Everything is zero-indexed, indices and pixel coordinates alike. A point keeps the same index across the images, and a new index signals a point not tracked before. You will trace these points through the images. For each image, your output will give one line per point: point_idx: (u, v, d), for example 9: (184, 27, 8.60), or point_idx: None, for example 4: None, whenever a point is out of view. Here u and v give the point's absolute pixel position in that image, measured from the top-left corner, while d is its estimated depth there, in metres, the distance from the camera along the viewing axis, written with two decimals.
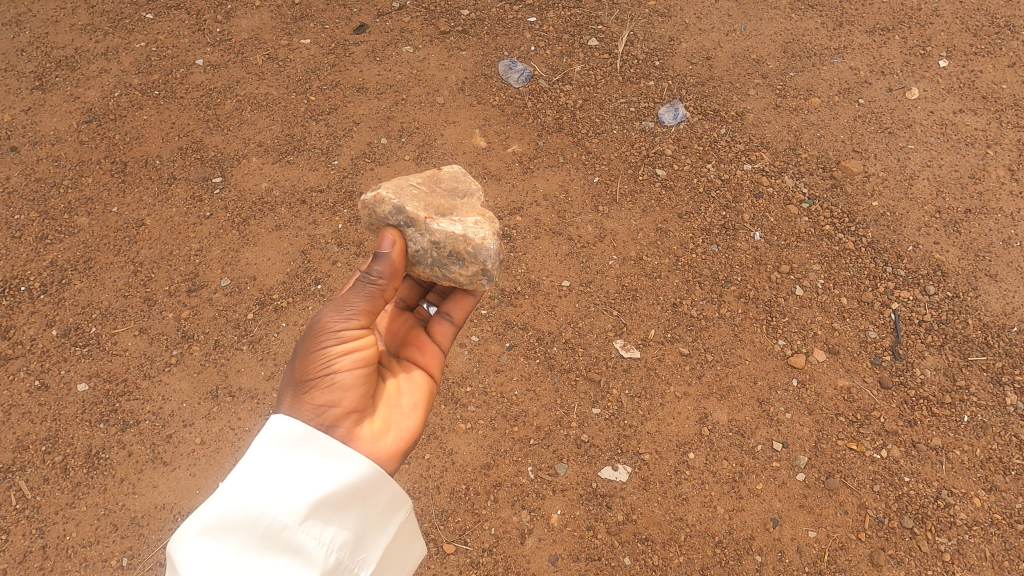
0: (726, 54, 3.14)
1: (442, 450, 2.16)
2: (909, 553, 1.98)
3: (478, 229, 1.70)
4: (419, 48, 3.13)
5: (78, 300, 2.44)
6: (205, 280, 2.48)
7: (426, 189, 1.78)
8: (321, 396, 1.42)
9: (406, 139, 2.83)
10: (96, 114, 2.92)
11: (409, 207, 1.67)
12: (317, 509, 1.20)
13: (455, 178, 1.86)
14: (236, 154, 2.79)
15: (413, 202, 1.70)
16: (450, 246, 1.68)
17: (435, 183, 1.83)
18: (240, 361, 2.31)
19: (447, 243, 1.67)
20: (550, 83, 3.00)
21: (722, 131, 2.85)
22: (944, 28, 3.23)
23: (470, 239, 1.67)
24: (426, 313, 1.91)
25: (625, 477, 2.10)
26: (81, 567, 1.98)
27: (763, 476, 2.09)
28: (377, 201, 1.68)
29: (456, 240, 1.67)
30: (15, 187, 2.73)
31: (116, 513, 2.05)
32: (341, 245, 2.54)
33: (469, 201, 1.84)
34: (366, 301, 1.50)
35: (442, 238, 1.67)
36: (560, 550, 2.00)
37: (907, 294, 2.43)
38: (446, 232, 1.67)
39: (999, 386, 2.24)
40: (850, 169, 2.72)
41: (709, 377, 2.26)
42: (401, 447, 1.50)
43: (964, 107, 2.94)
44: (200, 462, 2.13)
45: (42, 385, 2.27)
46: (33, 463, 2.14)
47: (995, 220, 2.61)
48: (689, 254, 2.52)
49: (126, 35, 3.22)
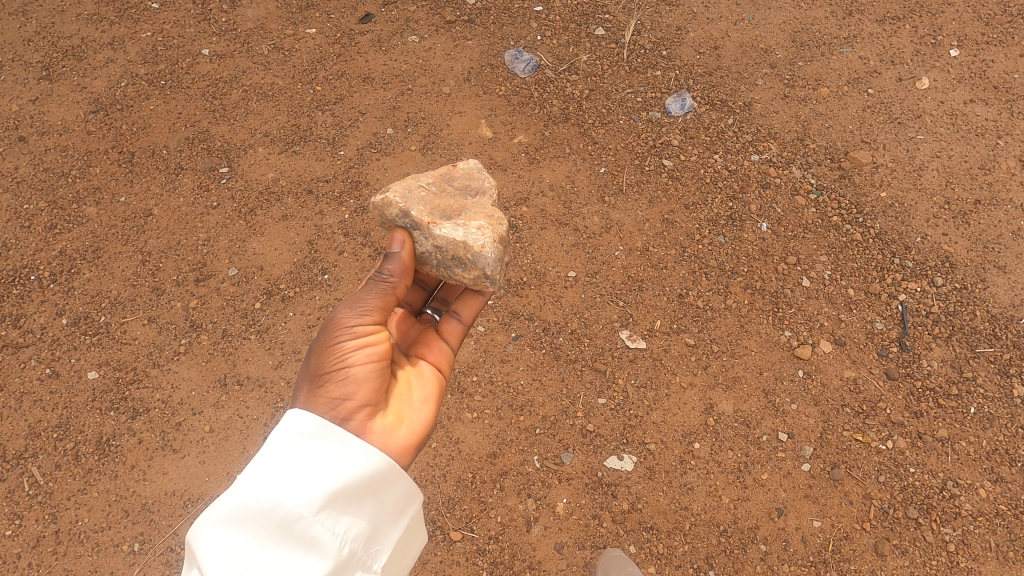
0: (734, 43, 3.12)
1: (448, 439, 2.17)
2: (914, 543, 1.98)
3: (480, 236, 1.67)
4: (425, 38, 3.12)
5: (88, 289, 2.45)
6: (213, 269, 2.49)
7: (436, 189, 1.80)
8: (335, 389, 1.43)
9: (413, 129, 2.83)
10: (103, 104, 2.93)
11: (414, 211, 1.69)
12: (331, 500, 1.21)
13: (468, 176, 1.86)
14: (243, 144, 2.80)
15: (418, 206, 1.71)
16: (452, 250, 1.67)
17: (447, 181, 1.84)
18: (248, 349, 2.32)
19: (448, 247, 1.67)
20: (556, 73, 2.99)
21: (730, 121, 2.83)
22: (955, 17, 3.20)
23: (470, 246, 1.65)
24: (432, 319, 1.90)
25: (630, 466, 2.11)
26: (94, 552, 2.00)
27: (768, 466, 2.10)
28: (384, 205, 1.72)
29: (457, 246, 1.66)
30: (23, 176, 2.74)
31: (128, 499, 2.08)
32: (348, 235, 2.55)
33: (480, 199, 1.83)
34: (378, 298, 1.57)
35: (444, 243, 1.67)
36: (566, 538, 2.01)
37: (915, 286, 2.42)
38: (447, 238, 1.66)
39: (1007, 377, 2.24)
40: (859, 159, 2.71)
41: (715, 367, 2.26)
42: (414, 440, 1.50)
43: (975, 98, 2.91)
44: (210, 449, 2.15)
45: (53, 372, 2.29)
46: (45, 450, 2.16)
47: (1004, 211, 2.59)
48: (695, 245, 2.51)
49: (132, 24, 3.22)
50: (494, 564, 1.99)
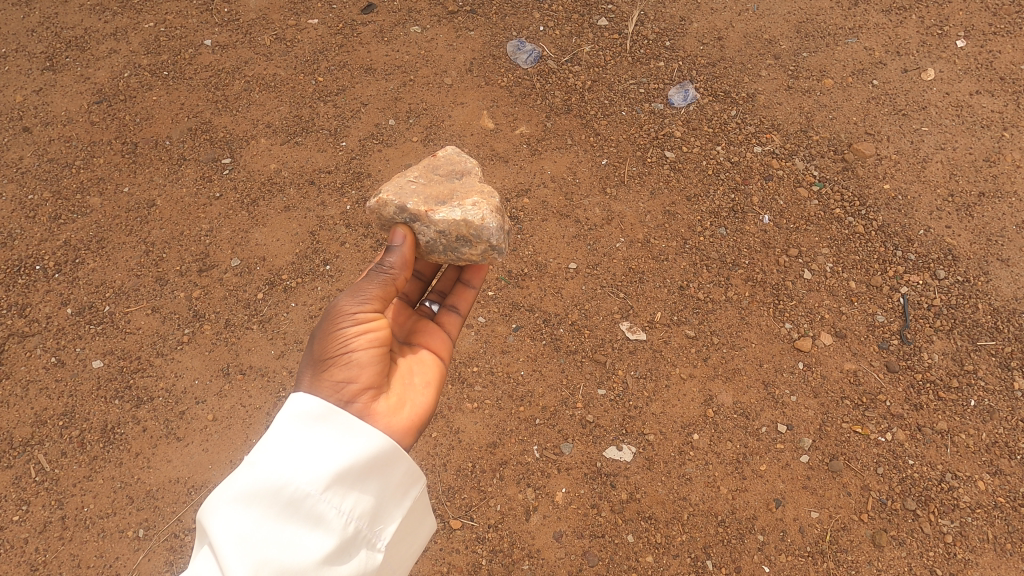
0: (738, 34, 3.10)
1: (449, 429, 2.19)
2: (910, 534, 1.99)
3: (477, 210, 1.70)
4: (428, 28, 3.12)
5: (92, 279, 2.47)
6: (216, 260, 2.50)
7: (424, 181, 1.81)
8: (339, 372, 1.46)
9: (415, 120, 2.83)
10: (107, 95, 2.94)
11: (410, 204, 1.72)
12: (338, 479, 1.22)
13: (450, 161, 1.87)
14: (246, 136, 2.80)
15: (413, 198, 1.74)
16: (454, 232, 1.70)
17: (432, 171, 1.85)
18: (251, 340, 2.34)
19: (451, 229, 1.70)
20: (557, 63, 2.99)
21: (732, 113, 2.82)
22: (963, 7, 3.18)
23: (471, 221, 1.69)
24: (427, 311, 1.88)
25: (629, 457, 2.12)
26: (99, 537, 2.03)
27: (767, 457, 2.10)
28: (380, 205, 1.75)
29: (457, 225, 1.69)
30: (28, 167, 2.75)
31: (132, 486, 2.10)
32: (350, 226, 2.56)
33: (466, 179, 1.84)
34: (379, 287, 1.57)
35: (445, 227, 1.70)
36: (565, 527, 2.03)
37: (917, 279, 2.42)
38: (447, 220, 1.69)
39: (1008, 370, 2.24)
40: (861, 152, 2.70)
41: (715, 359, 2.27)
42: (416, 421, 1.53)
43: (981, 89, 2.89)
44: (213, 437, 2.17)
45: (59, 361, 2.32)
46: (52, 437, 2.19)
47: (1009, 204, 2.58)
48: (697, 237, 2.51)
49: (134, 14, 3.22)
50: (493, 551, 2.01)
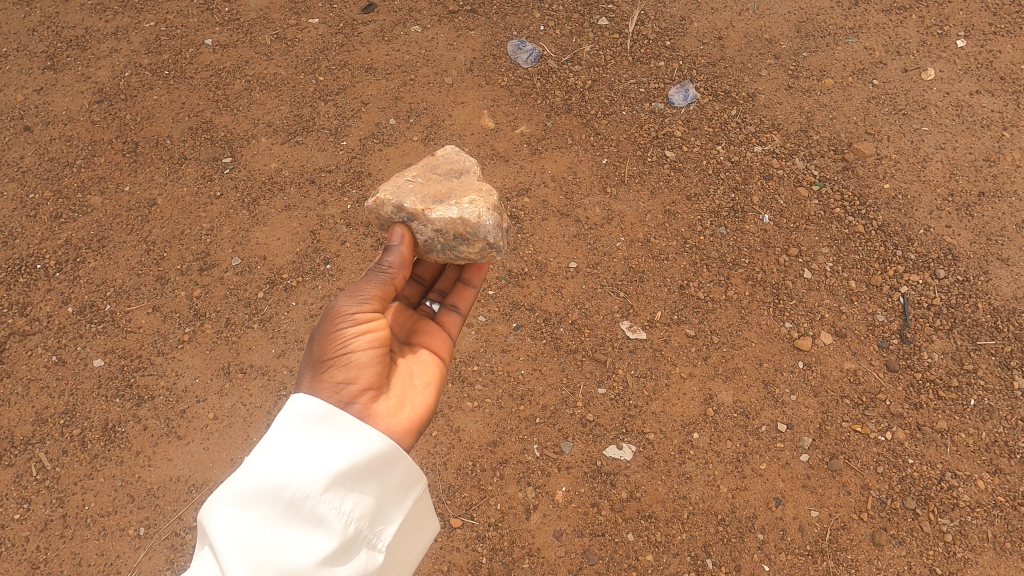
0: (738, 33, 3.10)
1: (449, 427, 2.19)
2: (910, 533, 1.99)
3: (474, 208, 1.71)
4: (428, 28, 3.13)
5: (93, 278, 2.48)
6: (216, 259, 2.51)
7: (422, 180, 1.82)
8: (339, 373, 1.46)
9: (415, 120, 2.83)
10: (108, 94, 2.94)
11: (408, 203, 1.72)
12: (338, 481, 1.23)
13: (449, 160, 1.88)
14: (246, 135, 2.81)
15: (411, 197, 1.74)
16: (451, 230, 1.71)
17: (431, 170, 1.85)
18: (251, 338, 2.34)
19: (448, 228, 1.71)
20: (558, 63, 2.99)
21: (732, 112, 2.83)
22: (963, 7, 3.18)
23: (468, 219, 1.69)
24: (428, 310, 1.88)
25: (628, 455, 2.13)
26: (100, 536, 2.04)
27: (767, 456, 2.11)
28: (378, 205, 1.75)
29: (454, 224, 1.70)
30: (29, 166, 2.76)
31: (133, 485, 2.11)
32: (350, 226, 2.56)
33: (465, 178, 1.84)
34: (377, 287, 1.58)
35: (442, 225, 1.70)
36: (565, 525, 2.03)
37: (917, 278, 2.42)
38: (444, 219, 1.69)
39: (1008, 369, 2.24)
40: (861, 151, 2.70)
41: (715, 359, 2.27)
42: (416, 422, 1.53)
43: (981, 89, 2.90)
44: (213, 436, 2.17)
45: (59, 359, 2.32)
46: (52, 436, 2.19)
47: (1008, 204, 2.58)
48: (697, 236, 2.52)
49: (136, 14, 3.23)
50: (493, 550, 2.02)
